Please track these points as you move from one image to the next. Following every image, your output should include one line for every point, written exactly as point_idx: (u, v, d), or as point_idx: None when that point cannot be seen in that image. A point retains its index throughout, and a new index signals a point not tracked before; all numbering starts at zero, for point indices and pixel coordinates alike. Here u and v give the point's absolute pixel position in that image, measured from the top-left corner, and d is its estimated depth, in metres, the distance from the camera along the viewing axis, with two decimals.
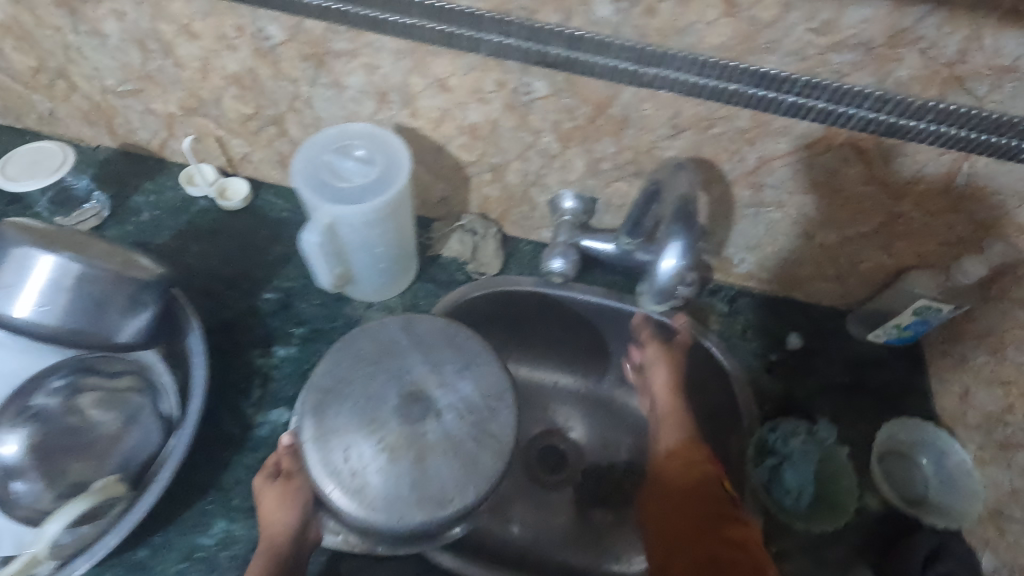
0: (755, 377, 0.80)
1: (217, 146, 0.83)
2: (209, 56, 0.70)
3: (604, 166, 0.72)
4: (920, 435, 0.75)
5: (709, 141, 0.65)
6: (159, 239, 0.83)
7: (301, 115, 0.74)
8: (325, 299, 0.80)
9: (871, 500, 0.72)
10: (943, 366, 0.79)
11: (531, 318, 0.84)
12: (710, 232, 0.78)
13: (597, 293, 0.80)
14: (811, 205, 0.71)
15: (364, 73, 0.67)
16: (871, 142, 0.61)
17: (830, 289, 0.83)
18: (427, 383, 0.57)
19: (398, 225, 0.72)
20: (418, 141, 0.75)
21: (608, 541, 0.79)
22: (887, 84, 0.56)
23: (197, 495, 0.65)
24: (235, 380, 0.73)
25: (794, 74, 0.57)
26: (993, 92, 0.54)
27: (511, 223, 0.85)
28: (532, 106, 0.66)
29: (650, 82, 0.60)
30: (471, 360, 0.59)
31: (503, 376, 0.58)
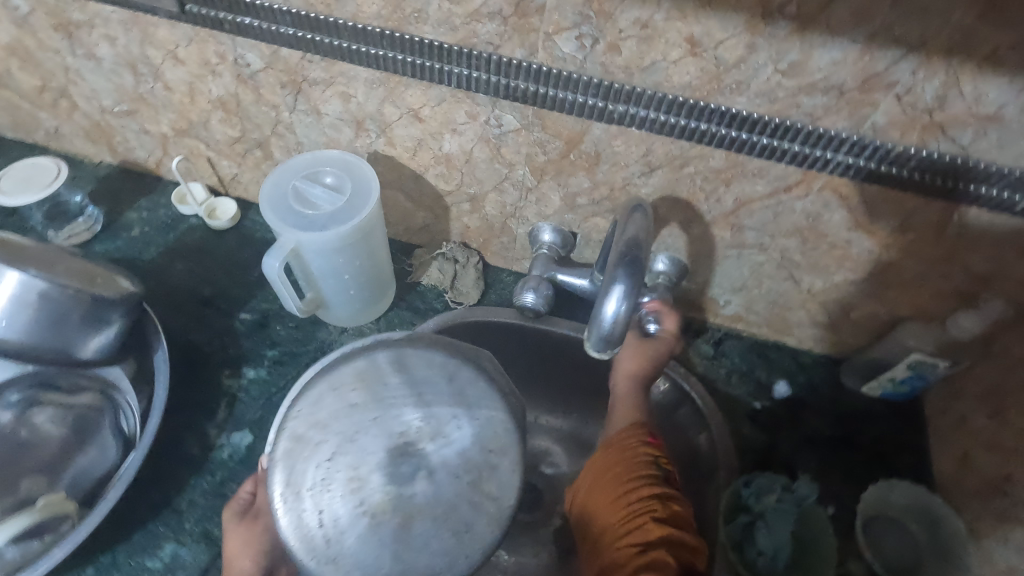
0: (738, 428, 0.76)
1: (208, 166, 0.85)
2: (195, 80, 0.72)
3: (580, 201, 0.70)
4: (912, 498, 0.70)
5: (683, 180, 0.63)
6: (146, 255, 0.85)
7: (284, 139, 0.76)
8: (300, 322, 0.79)
9: (855, 565, 0.67)
10: (942, 426, 0.74)
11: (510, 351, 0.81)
12: (693, 272, 0.76)
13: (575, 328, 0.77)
14: (795, 249, 0.68)
15: (340, 101, 0.68)
16: (852, 187, 0.58)
17: (823, 336, 0.79)
18: (415, 424, 0.44)
19: (369, 252, 0.72)
20: (397, 169, 0.75)
21: None
22: (863, 128, 0.53)
23: (149, 517, 0.64)
24: (201, 400, 0.73)
25: (765, 115, 0.55)
26: (977, 140, 0.51)
27: (493, 254, 0.84)
28: (504, 139, 0.66)
29: (619, 119, 0.59)
30: (474, 400, 0.46)
31: (510, 423, 0.46)
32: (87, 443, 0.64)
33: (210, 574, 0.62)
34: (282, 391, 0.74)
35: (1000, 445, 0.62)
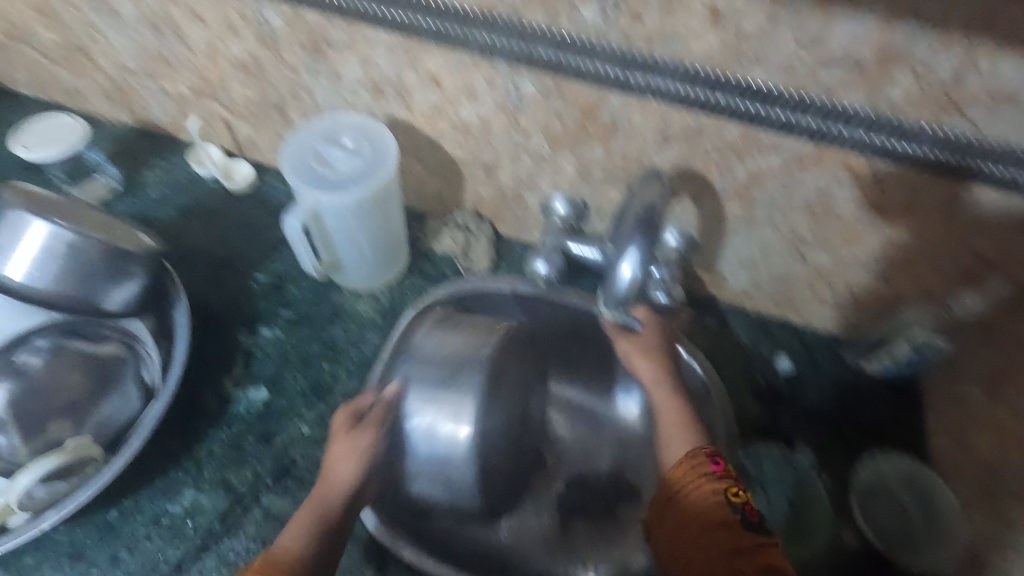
0: (739, 402, 0.79)
1: (225, 129, 0.86)
2: (216, 40, 0.73)
3: (594, 172, 0.71)
4: (906, 471, 0.71)
5: (697, 153, 0.64)
6: (163, 215, 0.86)
7: (302, 103, 0.76)
8: (315, 285, 0.81)
9: (847, 534, 0.69)
10: (941, 407, 0.74)
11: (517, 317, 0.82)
12: (702, 246, 0.77)
13: (583, 299, 0.77)
14: (804, 225, 0.69)
15: (360, 65, 0.69)
16: (864, 164, 0.59)
17: (826, 314, 0.80)
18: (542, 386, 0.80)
19: (385, 217, 0.73)
20: (414, 135, 0.76)
21: (580, 550, 0.75)
22: (878, 103, 0.54)
23: (169, 464, 0.67)
24: (219, 356, 0.75)
25: (780, 88, 0.55)
26: (990, 119, 0.52)
27: (505, 224, 0.85)
28: (522, 107, 0.67)
29: (637, 89, 0.60)
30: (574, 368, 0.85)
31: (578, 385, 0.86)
32: (109, 391, 0.66)
33: (227, 519, 0.65)
34: (297, 350, 0.76)
35: (992, 424, 0.62)
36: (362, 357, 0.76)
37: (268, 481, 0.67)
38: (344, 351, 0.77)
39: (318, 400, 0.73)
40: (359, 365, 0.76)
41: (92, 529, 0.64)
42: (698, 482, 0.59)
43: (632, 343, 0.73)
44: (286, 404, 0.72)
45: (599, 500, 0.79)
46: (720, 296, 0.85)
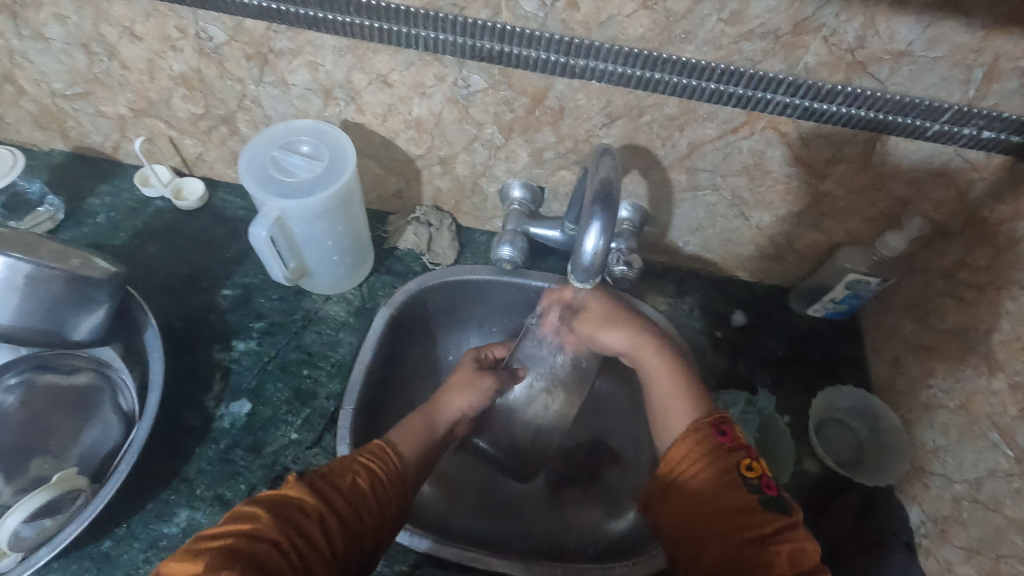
0: (703, 356, 0.84)
1: (170, 147, 0.85)
2: (155, 57, 0.72)
3: (547, 155, 0.74)
4: (854, 400, 0.79)
5: (641, 128, 0.68)
6: (116, 240, 0.84)
7: (251, 113, 0.76)
8: (284, 293, 0.82)
9: (810, 464, 0.76)
10: (876, 337, 0.83)
11: (471, 299, 0.85)
12: (654, 216, 0.82)
13: (549, 277, 0.82)
14: (744, 187, 0.74)
15: (308, 71, 0.69)
16: (790, 125, 0.65)
17: (771, 267, 0.87)
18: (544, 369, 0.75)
19: (349, 218, 0.74)
20: (368, 136, 0.77)
21: (571, 516, 0.78)
22: (797, 70, 0.59)
23: (160, 486, 0.67)
24: (195, 374, 0.74)
25: (711, 62, 0.60)
26: (893, 75, 0.58)
27: (465, 214, 0.87)
28: (472, 99, 0.69)
29: (580, 73, 0.63)
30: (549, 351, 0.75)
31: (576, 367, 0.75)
32: (89, 421, 0.66)
33: None
34: (275, 360, 0.77)
35: (924, 345, 0.73)
36: (342, 359, 0.77)
37: (264, 487, 0.68)
38: (322, 354, 0.78)
39: (302, 406, 0.74)
40: (339, 367, 0.77)
41: (87, 563, 0.63)
42: (704, 457, 0.53)
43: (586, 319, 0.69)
44: (270, 413, 0.73)
45: (583, 468, 0.82)
46: (674, 262, 0.91)
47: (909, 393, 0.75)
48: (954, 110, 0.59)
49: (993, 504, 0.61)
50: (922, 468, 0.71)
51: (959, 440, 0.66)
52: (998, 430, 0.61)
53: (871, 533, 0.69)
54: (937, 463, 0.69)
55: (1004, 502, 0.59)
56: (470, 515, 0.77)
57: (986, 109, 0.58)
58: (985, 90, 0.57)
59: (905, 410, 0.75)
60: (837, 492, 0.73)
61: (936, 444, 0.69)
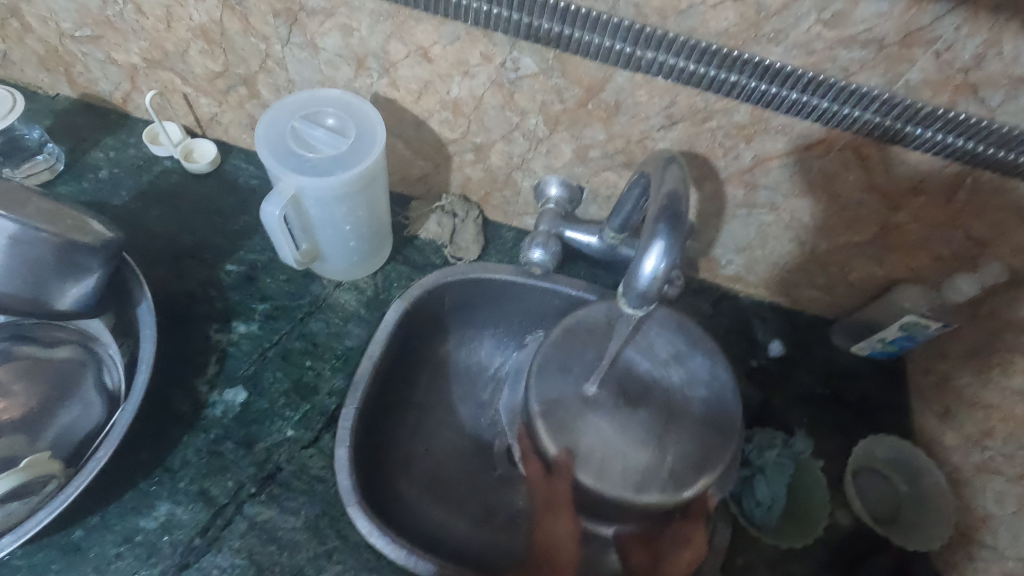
0: (735, 386, 0.77)
1: (184, 103, 0.78)
2: (173, 4, 0.65)
3: (593, 154, 0.68)
4: (899, 453, 0.73)
5: (703, 135, 0.61)
6: (117, 199, 0.78)
7: (273, 76, 0.70)
8: (293, 275, 0.76)
9: (842, 516, 0.69)
10: (923, 384, 0.77)
11: (486, 303, 0.79)
12: (699, 230, 0.75)
13: (578, 284, 0.75)
14: (805, 209, 0.68)
15: (340, 35, 0.63)
16: (874, 147, 0.58)
17: (818, 296, 0.80)
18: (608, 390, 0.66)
19: (370, 203, 0.68)
20: (398, 113, 0.70)
21: None
22: (897, 87, 0.52)
23: (142, 475, 0.62)
24: (190, 355, 0.69)
25: (798, 68, 0.53)
26: (1007, 104, 0.51)
27: (493, 208, 0.81)
28: (520, 84, 0.62)
29: (646, 67, 0.56)
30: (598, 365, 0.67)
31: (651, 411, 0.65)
32: (71, 398, 0.61)
33: (208, 533, 0.60)
34: (277, 347, 0.71)
35: (984, 402, 0.67)
36: (348, 353, 0.72)
37: (253, 486, 0.62)
38: (327, 346, 0.72)
39: (302, 400, 0.68)
40: (344, 361, 0.71)
41: (52, 553, 0.57)
42: None
43: None
44: (266, 406, 0.67)
45: None
46: (712, 280, 0.84)
47: (960, 450, 0.69)
48: None
49: None
50: (969, 537, 0.65)
51: (1018, 513, 0.60)
52: None
53: None
54: (987, 533, 0.63)
55: None
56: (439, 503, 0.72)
57: None
58: None
59: (953, 469, 0.69)
60: (872, 550, 0.67)
61: (987, 513, 0.64)
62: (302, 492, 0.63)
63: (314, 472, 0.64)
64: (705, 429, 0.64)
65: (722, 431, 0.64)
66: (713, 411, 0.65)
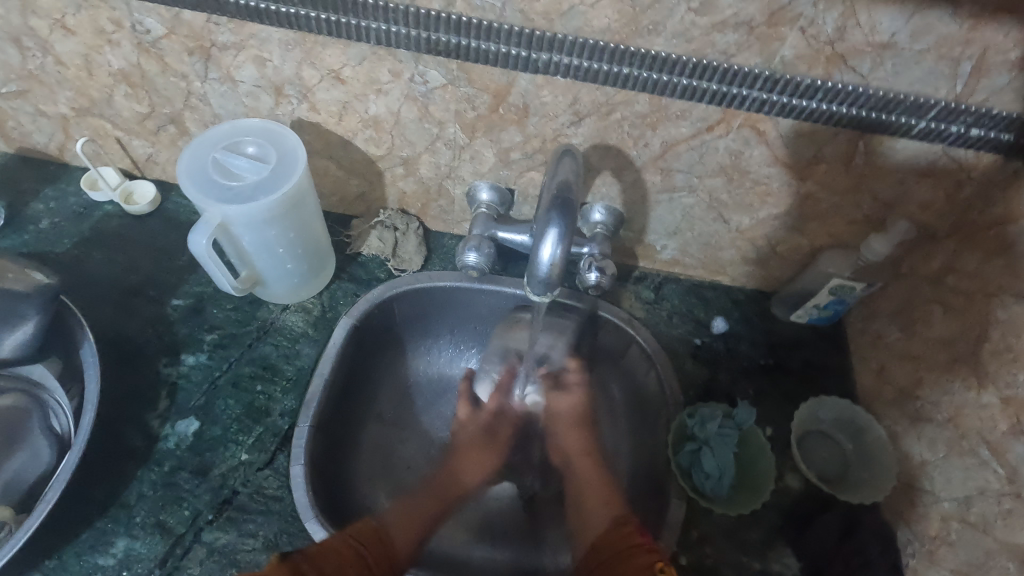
0: (681, 365, 0.80)
1: (118, 147, 0.80)
2: (91, 52, 0.67)
3: (514, 156, 0.70)
4: (840, 411, 0.75)
5: (612, 127, 0.64)
6: (59, 247, 0.79)
7: (199, 112, 0.72)
8: (239, 303, 0.77)
9: (792, 479, 0.72)
10: (861, 345, 0.80)
11: (437, 313, 0.81)
12: (629, 219, 0.78)
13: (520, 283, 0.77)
14: (721, 189, 0.70)
15: (255, 66, 0.65)
16: (768, 123, 0.61)
17: (752, 271, 0.83)
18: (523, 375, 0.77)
19: (301, 223, 0.70)
20: (324, 136, 0.73)
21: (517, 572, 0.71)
22: (774, 64, 0.56)
23: (97, 513, 0.62)
24: (140, 391, 0.70)
25: (682, 55, 0.57)
26: (876, 70, 0.55)
27: (432, 218, 0.83)
28: (432, 96, 0.65)
29: (544, 68, 0.59)
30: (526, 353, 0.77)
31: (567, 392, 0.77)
32: (17, 445, 0.62)
33: (168, 563, 0.60)
34: (226, 375, 0.72)
35: (910, 354, 0.70)
36: (299, 374, 0.73)
37: (210, 513, 0.63)
38: (277, 369, 0.73)
39: (254, 424, 0.69)
40: (295, 382, 0.72)
41: None
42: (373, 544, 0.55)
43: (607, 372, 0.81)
44: (219, 433, 0.68)
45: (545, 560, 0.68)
46: (652, 266, 0.86)
47: (895, 404, 0.71)
48: (939, 106, 0.56)
49: (983, 525, 0.57)
50: (910, 485, 0.67)
51: (948, 455, 0.63)
52: (988, 446, 0.58)
53: (856, 554, 0.65)
54: (924, 480, 0.65)
55: (994, 523, 0.56)
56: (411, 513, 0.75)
57: (974, 106, 0.55)
58: (973, 85, 0.54)
59: (891, 423, 0.71)
60: (822, 509, 0.69)
61: (923, 459, 0.66)
62: (259, 513, 0.64)
63: (271, 492, 0.65)
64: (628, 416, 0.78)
65: (631, 411, 0.79)
66: (638, 397, 0.78)
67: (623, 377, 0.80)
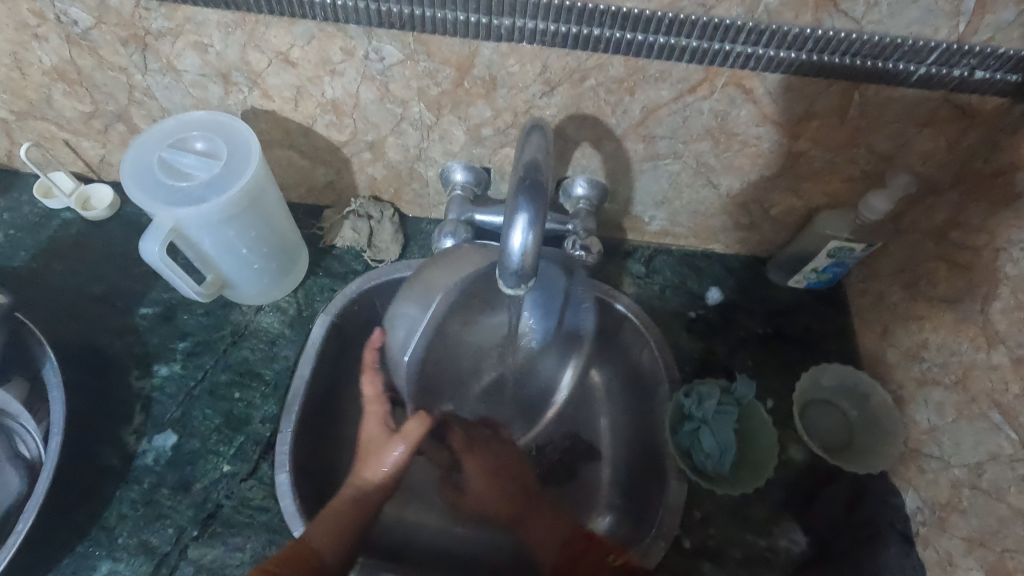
0: (676, 340, 0.77)
1: (68, 150, 0.75)
2: (18, 49, 0.62)
3: (485, 132, 0.65)
4: (842, 379, 0.72)
5: (586, 95, 0.60)
6: (16, 260, 0.75)
7: (145, 106, 0.67)
8: (210, 307, 0.74)
9: (795, 451, 0.70)
10: (862, 306, 0.76)
11: None
12: (613, 192, 0.73)
13: None
14: (708, 152, 0.66)
15: (196, 53, 0.60)
16: (754, 79, 0.57)
17: (746, 236, 0.79)
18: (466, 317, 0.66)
19: (262, 220, 0.66)
20: (281, 124, 0.68)
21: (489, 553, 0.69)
22: (759, 14, 0.51)
23: (77, 539, 0.60)
24: (112, 408, 0.67)
25: (657, 11, 0.52)
26: (870, 12, 0.50)
27: (407, 203, 0.79)
28: (390, 74, 0.60)
29: (508, 35, 0.54)
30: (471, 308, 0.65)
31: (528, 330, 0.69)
32: None
33: None
34: (202, 384, 0.69)
35: (914, 315, 0.67)
36: (277, 377, 0.70)
37: (195, 527, 0.61)
38: (255, 373, 0.70)
39: (235, 433, 0.66)
40: (274, 386, 0.69)
41: None
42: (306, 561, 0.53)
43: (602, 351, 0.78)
44: (199, 446, 0.66)
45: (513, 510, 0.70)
46: (641, 238, 0.83)
47: (900, 367, 0.68)
48: (940, 49, 0.51)
49: (995, 492, 0.54)
50: (917, 451, 0.64)
51: (957, 420, 0.60)
52: (1000, 410, 0.55)
53: (863, 526, 0.64)
54: (932, 445, 0.62)
55: (1007, 490, 0.53)
56: (403, 503, 0.71)
57: (978, 45, 0.51)
58: (978, 23, 0.49)
59: (897, 387, 0.68)
60: (828, 480, 0.67)
61: (931, 424, 0.63)
62: (245, 526, 0.62)
63: (256, 502, 0.63)
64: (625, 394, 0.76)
65: (629, 390, 0.76)
66: (636, 375, 0.75)
67: (619, 357, 0.77)
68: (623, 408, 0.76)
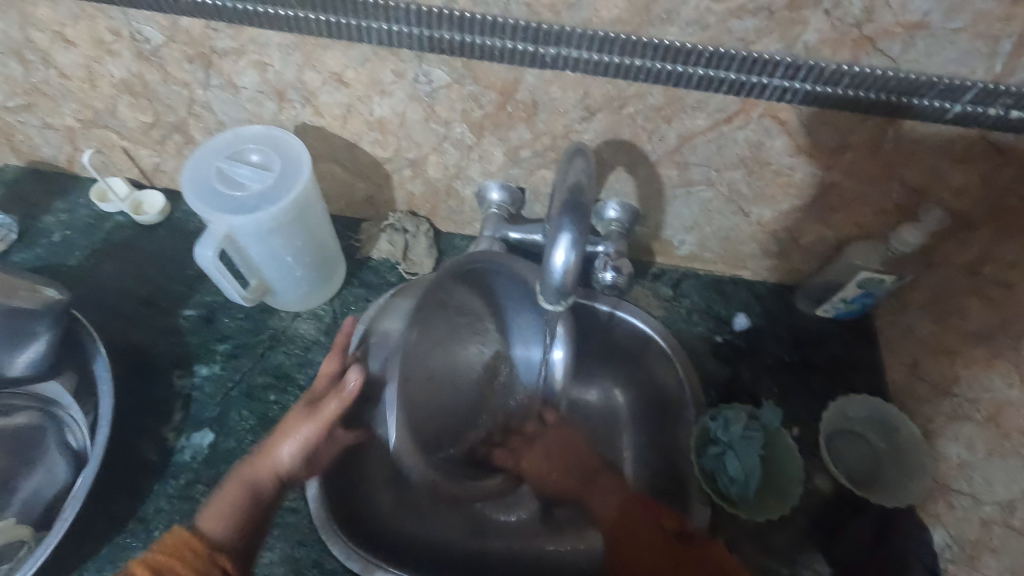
0: (701, 364, 0.77)
1: (126, 158, 0.79)
2: (91, 63, 0.66)
3: (524, 154, 0.68)
4: (868, 410, 0.71)
5: (624, 121, 0.62)
6: (70, 259, 0.79)
7: (203, 119, 0.71)
8: (249, 312, 0.76)
9: (821, 482, 0.70)
10: (891, 338, 0.76)
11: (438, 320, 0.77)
12: (644, 215, 0.75)
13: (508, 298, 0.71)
14: (741, 180, 0.67)
15: (256, 72, 0.64)
16: (789, 112, 0.58)
17: (774, 264, 0.80)
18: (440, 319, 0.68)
19: (307, 230, 0.69)
20: (329, 140, 0.71)
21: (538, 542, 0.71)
22: (796, 49, 0.53)
23: (114, 528, 0.62)
24: (153, 404, 0.69)
25: (698, 45, 0.54)
26: (906, 51, 0.52)
27: (442, 219, 0.81)
28: (437, 96, 0.63)
29: (552, 63, 0.57)
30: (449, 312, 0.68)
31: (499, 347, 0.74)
32: (33, 463, 0.63)
33: None
34: (239, 386, 0.71)
35: (945, 349, 0.66)
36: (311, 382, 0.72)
37: None
38: (291, 376, 0.72)
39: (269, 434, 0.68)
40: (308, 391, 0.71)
41: None
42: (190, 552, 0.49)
43: (624, 369, 0.79)
44: (234, 445, 0.68)
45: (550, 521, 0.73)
46: (669, 262, 0.84)
47: (929, 401, 0.68)
48: (975, 89, 0.53)
49: None
50: (947, 486, 0.63)
51: (988, 457, 0.59)
52: None
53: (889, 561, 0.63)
54: (962, 481, 0.61)
55: None
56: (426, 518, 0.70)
57: (1014, 86, 0.52)
58: (1014, 64, 0.51)
59: (926, 421, 0.67)
60: (853, 512, 0.66)
61: (961, 459, 0.62)
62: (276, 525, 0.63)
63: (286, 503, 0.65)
64: (648, 414, 0.77)
65: (653, 410, 0.77)
66: (659, 396, 0.76)
67: (644, 377, 0.77)
68: (646, 426, 0.77)
